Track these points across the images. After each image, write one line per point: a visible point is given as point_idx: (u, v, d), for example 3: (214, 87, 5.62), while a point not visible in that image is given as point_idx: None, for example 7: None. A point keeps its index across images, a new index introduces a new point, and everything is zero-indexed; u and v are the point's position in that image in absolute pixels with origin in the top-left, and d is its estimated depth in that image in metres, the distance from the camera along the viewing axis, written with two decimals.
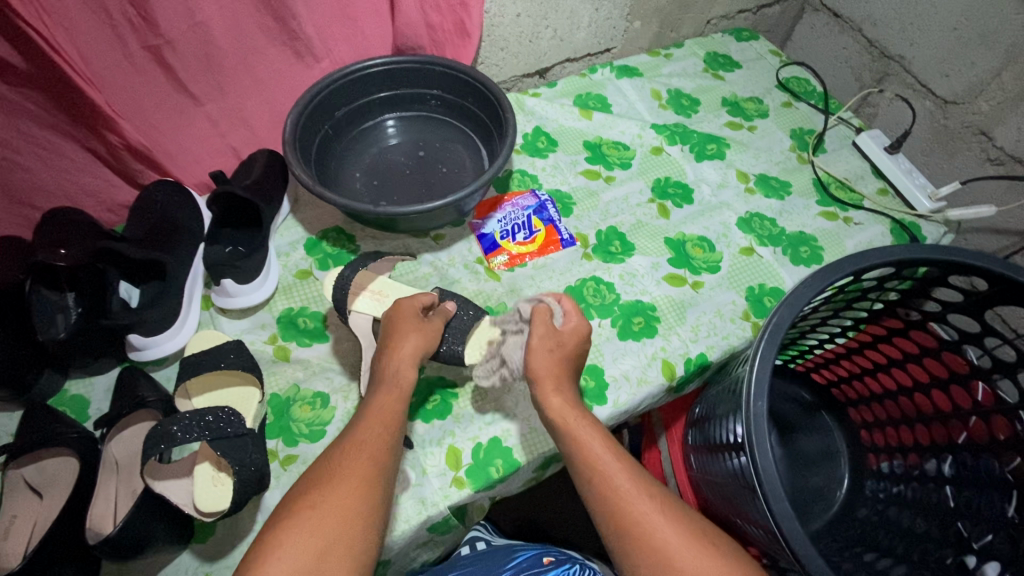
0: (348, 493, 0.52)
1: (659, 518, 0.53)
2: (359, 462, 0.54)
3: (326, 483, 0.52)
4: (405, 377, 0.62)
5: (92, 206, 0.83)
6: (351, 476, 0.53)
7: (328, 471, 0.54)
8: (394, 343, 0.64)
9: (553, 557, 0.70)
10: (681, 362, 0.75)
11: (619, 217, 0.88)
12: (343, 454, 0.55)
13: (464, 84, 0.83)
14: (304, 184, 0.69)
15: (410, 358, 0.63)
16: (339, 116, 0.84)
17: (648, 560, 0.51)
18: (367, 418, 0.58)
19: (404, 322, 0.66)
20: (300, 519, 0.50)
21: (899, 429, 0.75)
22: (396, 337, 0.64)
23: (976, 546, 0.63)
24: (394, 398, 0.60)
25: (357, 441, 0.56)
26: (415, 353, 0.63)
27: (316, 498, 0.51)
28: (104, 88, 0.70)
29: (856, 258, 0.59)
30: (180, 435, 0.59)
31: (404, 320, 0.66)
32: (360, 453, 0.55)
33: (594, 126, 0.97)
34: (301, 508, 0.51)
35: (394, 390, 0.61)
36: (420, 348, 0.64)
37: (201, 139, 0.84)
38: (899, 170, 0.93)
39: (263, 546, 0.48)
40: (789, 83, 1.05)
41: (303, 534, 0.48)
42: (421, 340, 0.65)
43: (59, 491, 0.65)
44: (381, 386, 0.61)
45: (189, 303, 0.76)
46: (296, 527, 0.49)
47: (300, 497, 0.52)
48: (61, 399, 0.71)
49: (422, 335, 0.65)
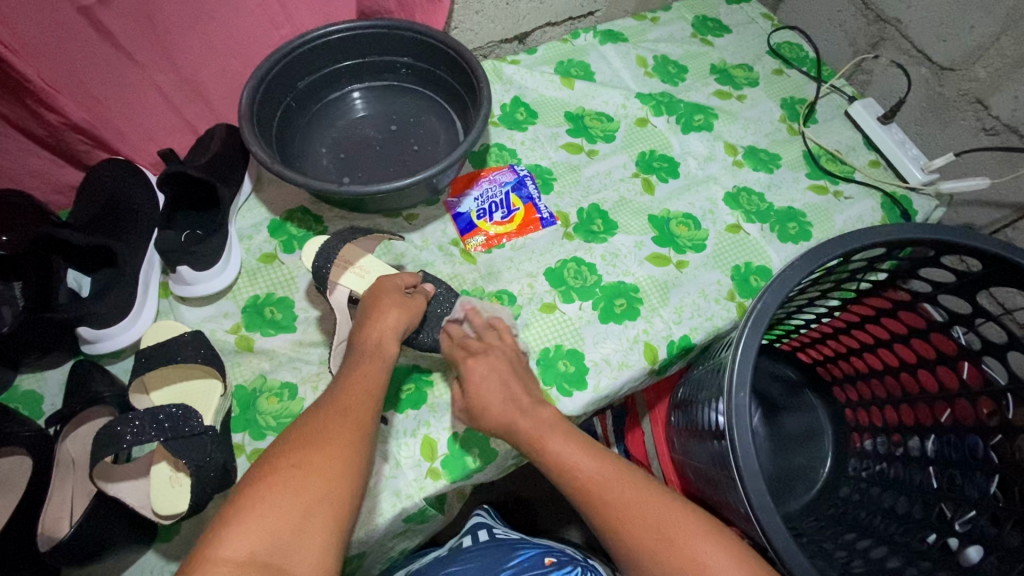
0: (335, 454, 0.49)
1: (636, 503, 0.52)
2: (345, 426, 0.51)
3: (315, 441, 0.49)
4: (387, 351, 0.59)
5: (38, 188, 0.77)
6: (340, 438, 0.50)
7: (316, 430, 0.50)
8: (376, 316, 0.60)
9: (555, 557, 0.69)
10: (664, 345, 0.72)
11: (602, 193, 0.84)
12: (327, 418, 0.52)
13: (436, 51, 0.78)
14: (262, 162, 0.64)
15: (393, 333, 0.60)
16: (301, 88, 0.78)
17: (636, 548, 0.51)
18: (351, 382, 0.55)
19: (385, 298, 0.62)
20: (284, 478, 0.46)
21: (884, 409, 0.74)
22: (374, 314, 0.61)
23: (959, 529, 0.62)
24: (377, 368, 0.57)
25: (342, 405, 0.53)
26: (396, 330, 0.60)
27: (302, 457, 0.48)
28: (38, 59, 0.64)
29: (846, 239, 0.56)
30: (131, 438, 0.57)
31: (386, 295, 0.63)
32: (346, 416, 0.52)
33: (576, 96, 0.92)
34: (284, 466, 0.47)
35: (378, 360, 0.58)
36: (403, 324, 0.61)
37: (153, 114, 0.78)
38: (892, 141, 0.89)
39: (239, 505, 0.45)
40: (780, 48, 1.00)
41: (286, 495, 0.45)
42: (403, 316, 0.61)
43: (12, 492, 0.62)
44: (366, 357, 0.58)
45: (144, 290, 0.72)
46: (280, 487, 0.46)
47: (286, 454, 0.48)
48: (12, 395, 0.68)
49: (405, 311, 0.62)
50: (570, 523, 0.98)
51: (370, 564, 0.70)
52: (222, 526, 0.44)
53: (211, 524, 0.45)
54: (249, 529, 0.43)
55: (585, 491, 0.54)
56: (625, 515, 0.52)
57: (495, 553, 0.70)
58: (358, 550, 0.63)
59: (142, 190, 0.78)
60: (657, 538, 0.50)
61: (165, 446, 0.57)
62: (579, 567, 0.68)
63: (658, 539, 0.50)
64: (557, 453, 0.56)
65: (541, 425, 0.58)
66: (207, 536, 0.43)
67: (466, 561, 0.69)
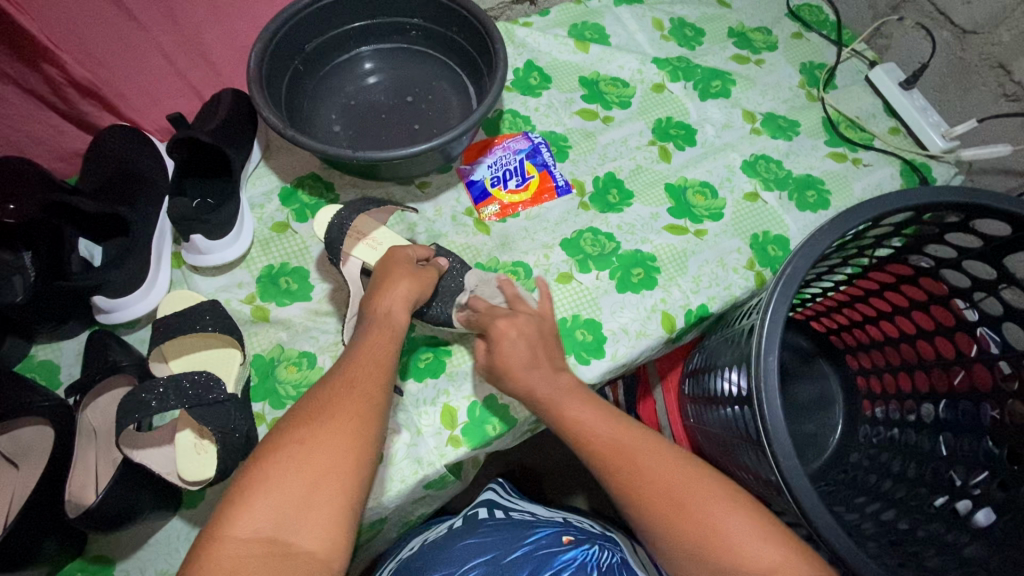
0: (343, 428, 0.48)
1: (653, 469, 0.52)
2: (353, 399, 0.50)
3: (322, 414, 0.49)
4: (397, 321, 0.58)
5: (42, 156, 0.76)
6: (349, 411, 0.49)
7: (322, 405, 0.50)
8: (386, 285, 0.60)
9: (572, 536, 0.68)
10: (682, 313, 0.72)
11: (618, 161, 0.82)
12: (335, 390, 0.51)
13: (447, 11, 0.75)
14: (273, 127, 0.62)
15: (404, 303, 0.59)
16: (309, 51, 0.76)
17: (657, 512, 0.50)
18: (360, 355, 0.54)
19: (396, 268, 0.62)
20: (288, 454, 0.46)
21: (897, 376, 0.74)
22: (387, 282, 0.60)
23: (973, 492, 0.62)
24: (387, 337, 0.57)
25: (349, 378, 0.52)
26: (406, 299, 0.60)
27: (305, 433, 0.47)
28: (37, 18, 0.63)
29: (875, 203, 0.56)
30: (155, 405, 0.57)
31: (396, 265, 0.62)
32: (352, 388, 0.51)
33: (591, 60, 0.89)
34: (287, 442, 0.47)
35: (388, 330, 0.57)
36: (414, 293, 0.60)
37: (158, 78, 0.76)
38: (913, 108, 0.88)
39: (245, 483, 0.45)
40: (800, 11, 0.96)
41: (291, 471, 0.45)
42: (414, 286, 0.61)
43: (35, 460, 0.62)
44: (376, 326, 0.57)
45: (158, 259, 0.71)
46: (284, 463, 0.45)
47: (290, 429, 0.48)
48: (28, 365, 0.67)
49: (417, 282, 0.61)
50: (579, 490, 0.99)
51: (390, 529, 0.71)
52: (230, 505, 0.44)
53: (219, 502, 0.45)
54: (258, 507, 0.43)
55: (605, 462, 0.54)
56: (645, 479, 0.52)
57: (512, 530, 0.70)
58: (379, 516, 0.63)
59: (148, 157, 0.76)
60: (671, 505, 0.50)
61: (189, 412, 0.57)
62: (597, 543, 0.68)
63: (677, 506, 0.50)
64: (575, 421, 0.57)
65: (565, 407, 0.58)
66: (214, 518, 0.44)
67: (483, 535, 0.69)
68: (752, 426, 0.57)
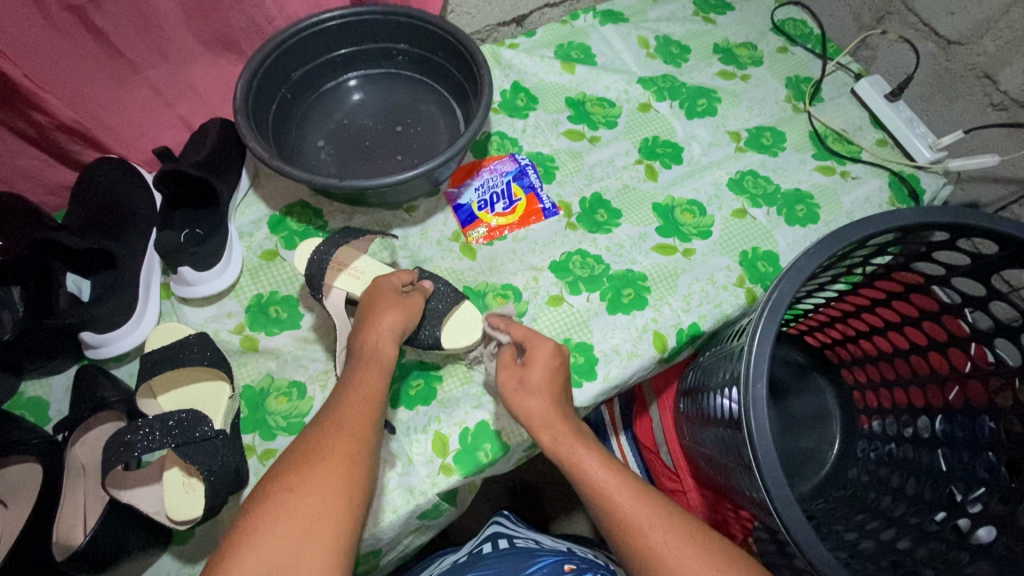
0: (332, 470, 0.47)
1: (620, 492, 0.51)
2: (339, 440, 0.50)
3: (310, 459, 0.48)
4: (385, 355, 0.58)
5: (31, 190, 0.76)
6: (335, 453, 0.49)
7: (310, 448, 0.49)
8: (372, 319, 0.60)
9: (574, 565, 0.65)
10: (673, 333, 0.72)
11: (605, 181, 0.82)
12: (321, 432, 0.51)
13: (434, 37, 0.76)
14: (259, 158, 0.63)
15: (390, 334, 0.59)
16: (296, 79, 0.76)
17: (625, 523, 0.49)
18: (348, 393, 0.54)
19: (382, 299, 0.62)
20: (278, 504, 0.45)
21: (893, 391, 0.73)
22: (372, 316, 0.60)
23: (972, 510, 0.61)
24: (375, 372, 0.56)
25: (337, 418, 0.52)
26: (393, 330, 0.59)
27: (294, 480, 0.47)
28: (24, 59, 0.63)
29: (858, 227, 0.55)
30: (142, 445, 0.57)
31: (382, 297, 0.62)
32: (340, 428, 0.51)
33: (577, 81, 0.89)
34: (277, 491, 0.47)
35: (375, 364, 0.57)
36: (399, 324, 0.60)
37: (146, 111, 0.76)
38: (899, 119, 0.88)
39: (237, 538, 0.44)
40: (784, 26, 0.97)
41: (280, 520, 0.44)
42: (400, 317, 0.61)
43: (23, 499, 0.62)
44: (362, 361, 0.57)
45: (146, 292, 0.71)
46: (275, 514, 0.45)
47: (279, 479, 0.47)
48: (16, 402, 0.67)
49: (402, 311, 0.61)
50: (579, 511, 0.98)
51: (385, 558, 0.70)
52: (221, 562, 0.43)
53: (211, 560, 0.44)
54: (247, 563, 0.43)
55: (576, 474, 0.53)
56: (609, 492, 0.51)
57: (514, 560, 0.68)
58: (371, 547, 0.63)
59: (137, 189, 0.77)
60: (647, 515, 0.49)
61: (177, 451, 0.57)
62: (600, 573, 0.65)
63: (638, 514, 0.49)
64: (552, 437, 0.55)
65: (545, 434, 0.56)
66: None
67: (485, 567, 0.67)
68: (744, 450, 0.57)
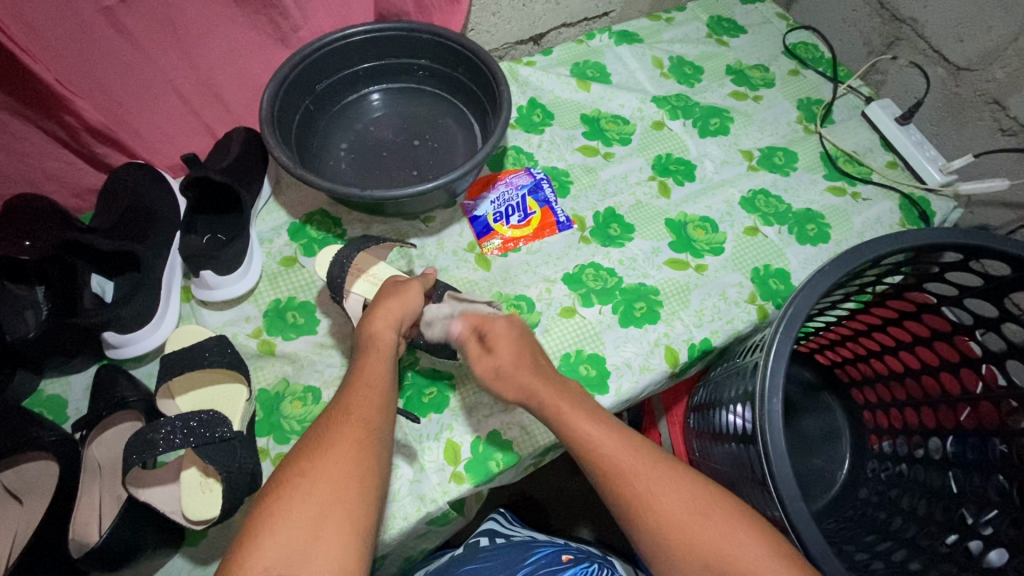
0: (342, 454, 0.48)
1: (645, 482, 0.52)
2: (348, 425, 0.51)
3: (321, 446, 0.49)
4: (383, 340, 0.59)
5: (58, 192, 0.78)
6: (344, 437, 0.49)
7: (319, 437, 0.50)
8: (371, 311, 0.61)
9: (571, 555, 0.68)
10: (685, 348, 0.72)
11: (618, 197, 0.84)
12: (332, 420, 0.51)
13: (454, 53, 0.78)
14: (284, 166, 0.64)
15: (387, 321, 0.60)
16: (320, 91, 0.78)
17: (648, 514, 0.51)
18: (354, 381, 0.55)
19: (383, 292, 0.63)
20: (293, 490, 0.46)
21: (904, 411, 0.73)
22: (371, 308, 0.61)
23: (983, 532, 0.61)
24: (378, 360, 0.57)
25: (344, 405, 0.52)
26: (388, 317, 0.60)
27: (306, 466, 0.48)
28: (60, 66, 0.65)
29: (872, 246, 0.56)
30: (164, 444, 0.57)
31: (383, 290, 0.63)
32: (349, 415, 0.51)
33: (592, 98, 0.91)
34: (290, 478, 0.47)
35: (376, 351, 0.57)
36: (398, 311, 0.61)
37: (173, 118, 0.79)
38: (910, 143, 0.89)
39: (253, 524, 0.45)
40: (795, 49, 1.00)
41: (295, 504, 0.45)
42: (398, 305, 0.61)
43: (39, 496, 0.62)
44: (365, 350, 0.58)
45: (167, 294, 0.72)
46: (290, 499, 0.46)
47: (293, 467, 0.48)
48: (36, 399, 0.68)
49: (399, 299, 0.62)
50: (585, 525, 0.98)
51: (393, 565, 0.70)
52: (240, 549, 0.44)
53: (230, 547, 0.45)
54: (265, 548, 0.43)
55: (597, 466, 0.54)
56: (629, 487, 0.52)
57: (511, 553, 0.69)
58: (379, 553, 0.63)
59: (161, 193, 0.78)
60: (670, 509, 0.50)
61: (198, 451, 0.58)
62: (596, 564, 0.67)
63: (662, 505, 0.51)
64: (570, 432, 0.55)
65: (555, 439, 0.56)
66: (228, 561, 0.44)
67: (483, 560, 0.68)
68: (757, 464, 0.57)
